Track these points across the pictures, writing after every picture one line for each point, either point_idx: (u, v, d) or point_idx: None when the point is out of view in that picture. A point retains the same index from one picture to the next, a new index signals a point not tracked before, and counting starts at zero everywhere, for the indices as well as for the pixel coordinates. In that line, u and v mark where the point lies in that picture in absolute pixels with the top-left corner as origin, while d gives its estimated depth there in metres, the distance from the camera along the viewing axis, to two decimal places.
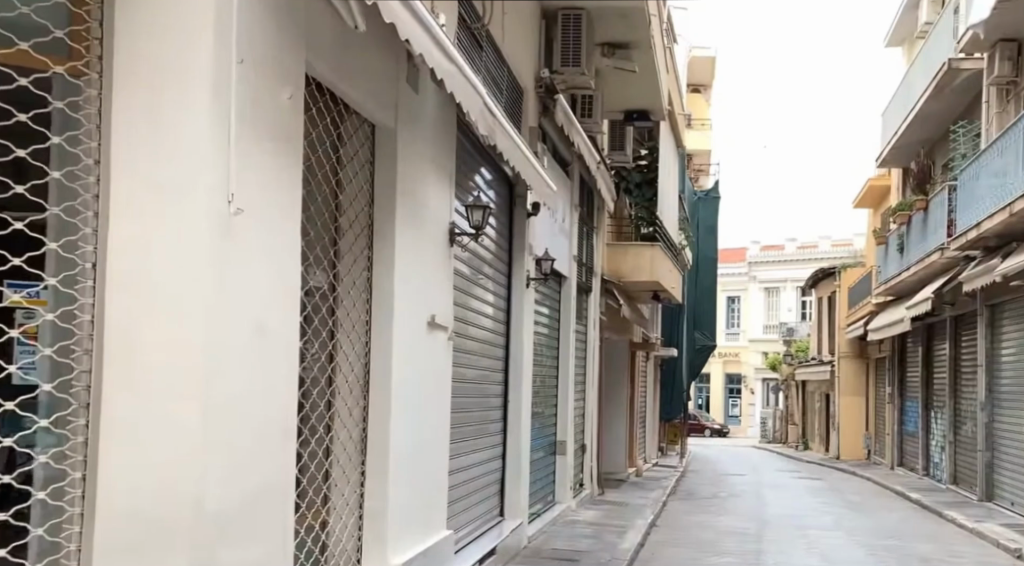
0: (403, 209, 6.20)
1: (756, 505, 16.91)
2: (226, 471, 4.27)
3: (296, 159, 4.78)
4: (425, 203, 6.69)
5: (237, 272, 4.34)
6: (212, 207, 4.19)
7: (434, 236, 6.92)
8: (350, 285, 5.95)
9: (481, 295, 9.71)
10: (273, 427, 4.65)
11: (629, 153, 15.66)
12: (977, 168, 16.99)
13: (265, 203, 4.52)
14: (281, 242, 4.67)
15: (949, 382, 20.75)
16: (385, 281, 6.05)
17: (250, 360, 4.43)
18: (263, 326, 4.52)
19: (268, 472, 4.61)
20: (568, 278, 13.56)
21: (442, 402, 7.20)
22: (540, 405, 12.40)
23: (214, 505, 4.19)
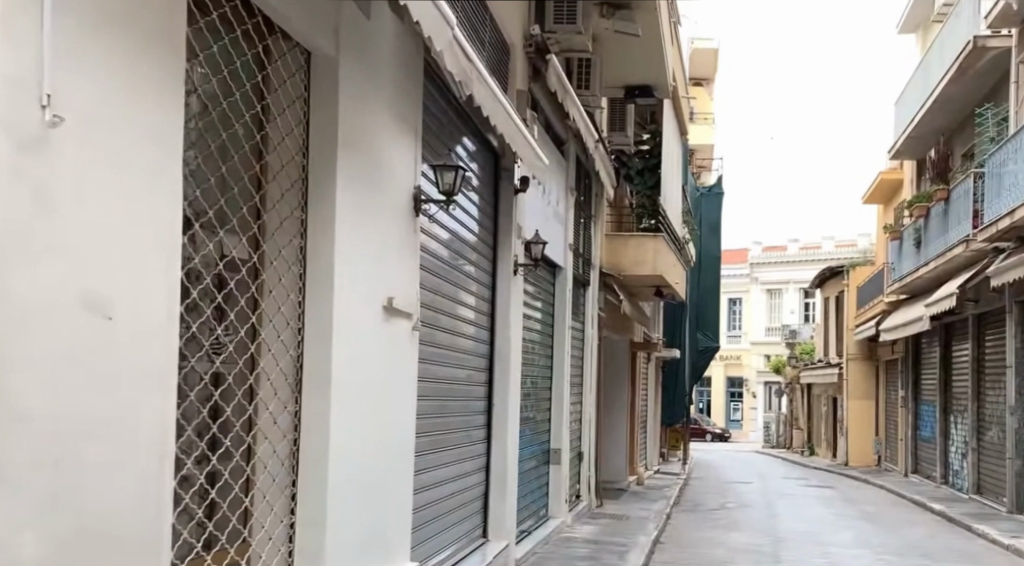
0: (349, 164, 4.89)
1: (767, 517, 15.64)
2: (36, 494, 3.01)
3: (160, 70, 3.53)
4: (382, 160, 5.39)
5: (60, 214, 3.10)
6: (10, 110, 2.94)
7: (394, 202, 5.62)
8: (278, 256, 4.63)
9: (461, 283, 8.38)
10: (126, 437, 3.38)
11: (631, 135, 14.33)
12: (1008, 153, 15.81)
13: (103, 125, 3.27)
14: (134, 182, 3.41)
15: (973, 385, 19.51)
16: (324, 252, 4.75)
17: (80, 337, 3.18)
18: (101, 295, 3.27)
19: (118, 498, 3.34)
20: (563, 268, 12.23)
21: (403, 407, 5.92)
22: (533, 409, 11.12)
23: (15, 543, 2.92)
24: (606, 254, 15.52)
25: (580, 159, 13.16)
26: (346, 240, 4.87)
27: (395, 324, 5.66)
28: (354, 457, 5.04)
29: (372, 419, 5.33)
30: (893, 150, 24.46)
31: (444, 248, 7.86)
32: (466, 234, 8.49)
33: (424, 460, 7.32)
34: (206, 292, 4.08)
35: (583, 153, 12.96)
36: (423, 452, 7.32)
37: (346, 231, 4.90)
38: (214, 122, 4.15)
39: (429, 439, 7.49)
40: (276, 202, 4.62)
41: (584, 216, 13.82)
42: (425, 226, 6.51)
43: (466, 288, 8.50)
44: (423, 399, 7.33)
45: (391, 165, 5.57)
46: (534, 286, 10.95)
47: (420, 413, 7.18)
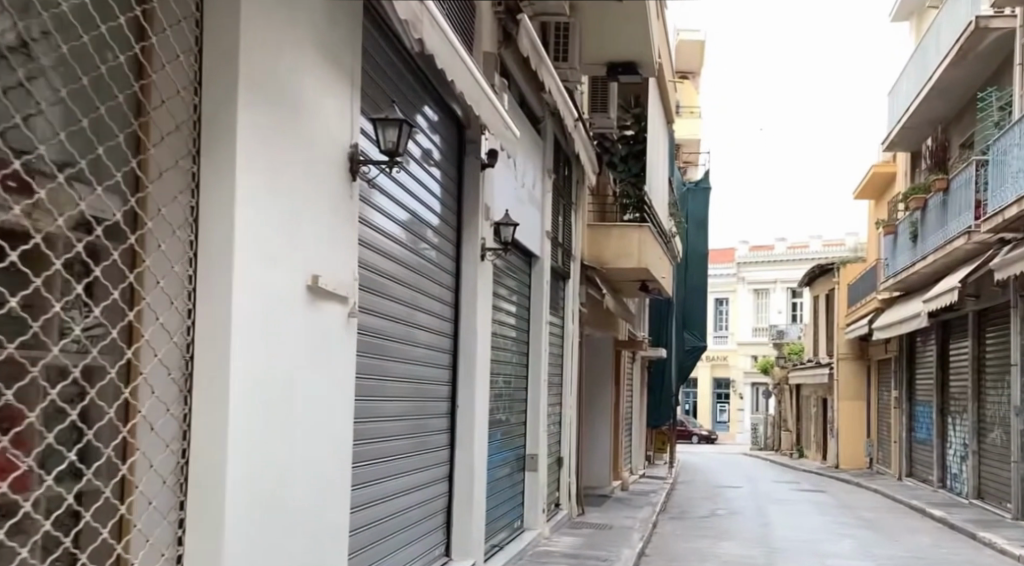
0: (257, 105, 3.92)
1: (759, 525, 14.79)
2: None
3: None
4: (304, 108, 4.42)
5: None
6: None
7: (320, 161, 4.65)
8: (158, 218, 3.65)
9: (417, 268, 7.44)
10: None
11: (614, 117, 13.35)
12: (1015, 137, 14.97)
13: None
14: None
15: (971, 385, 18.71)
16: (222, 213, 3.78)
17: None
18: None
19: None
20: (540, 258, 11.26)
21: (335, 411, 4.95)
22: (504, 411, 10.13)
23: None
24: (587, 246, 14.52)
25: (560, 141, 12.22)
26: (253, 202, 3.90)
27: (323, 309, 4.70)
28: (263, 475, 4.07)
29: (293, 427, 4.36)
30: (886, 142, 23.59)
31: (393, 227, 6.92)
32: (422, 212, 7.56)
33: (362, 472, 6.31)
34: (41, 255, 3.11)
35: (562, 135, 12.02)
36: (360, 463, 6.32)
37: (253, 190, 3.94)
38: (53, 31, 3.17)
39: (371, 446, 6.49)
40: (155, 147, 3.63)
41: (563, 203, 12.83)
42: (366, 194, 5.56)
43: (423, 273, 7.57)
44: (363, 402, 6.32)
45: (318, 116, 4.61)
46: (505, 275, 9.96)
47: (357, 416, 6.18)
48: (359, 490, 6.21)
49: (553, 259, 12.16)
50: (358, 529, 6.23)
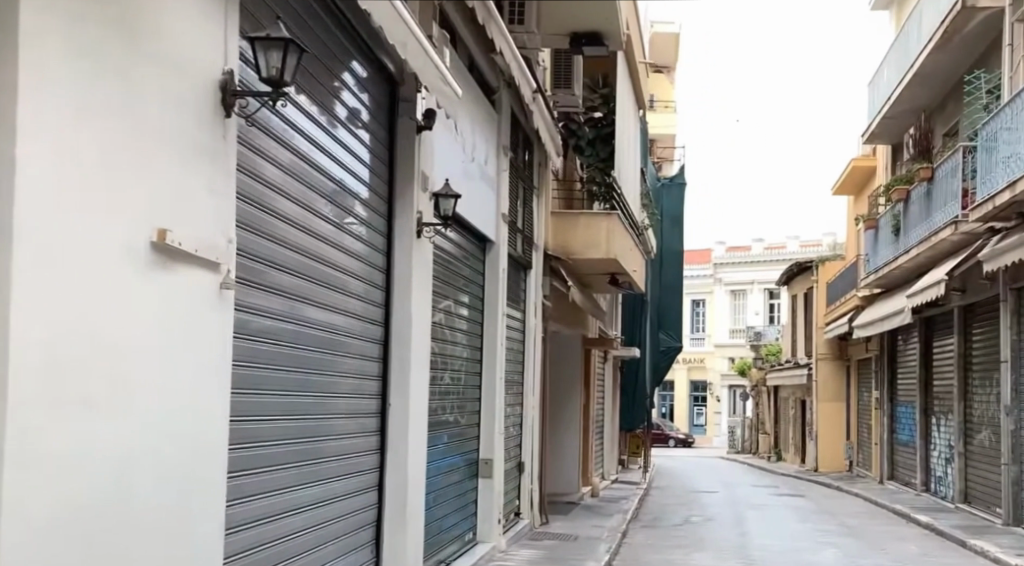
0: (54, 12, 3.21)
1: (736, 532, 13.95)
2: None
3: None
4: (144, 31, 3.68)
5: None
6: None
7: (170, 98, 3.85)
8: None
9: (341, 242, 6.46)
10: None
11: (579, 96, 12.30)
12: (1004, 122, 14.81)
13: None
14: None
15: (956, 384, 17.90)
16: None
17: None
18: None
19: None
20: (496, 242, 10.26)
21: (197, 397, 4.09)
22: (452, 411, 9.14)
23: None
24: (551, 234, 13.07)
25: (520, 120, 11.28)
26: (45, 132, 3.18)
27: (173, 271, 3.86)
28: (70, 480, 3.29)
29: (123, 417, 3.58)
30: (866, 134, 22.80)
31: (313, 194, 5.98)
32: (349, 180, 6.64)
33: (256, 482, 5.21)
34: None
35: (519, 110, 11.04)
36: (255, 472, 5.22)
37: (51, 116, 3.21)
38: None
39: (271, 450, 5.39)
40: None
41: (524, 186, 11.73)
42: (246, 129, 4.74)
43: (350, 252, 6.61)
44: (256, 398, 5.21)
45: (161, 39, 3.80)
46: (448, 261, 8.86)
47: (242, 415, 5.06)
48: (247, 505, 5.10)
49: (514, 247, 11.16)
50: (247, 550, 5.16)
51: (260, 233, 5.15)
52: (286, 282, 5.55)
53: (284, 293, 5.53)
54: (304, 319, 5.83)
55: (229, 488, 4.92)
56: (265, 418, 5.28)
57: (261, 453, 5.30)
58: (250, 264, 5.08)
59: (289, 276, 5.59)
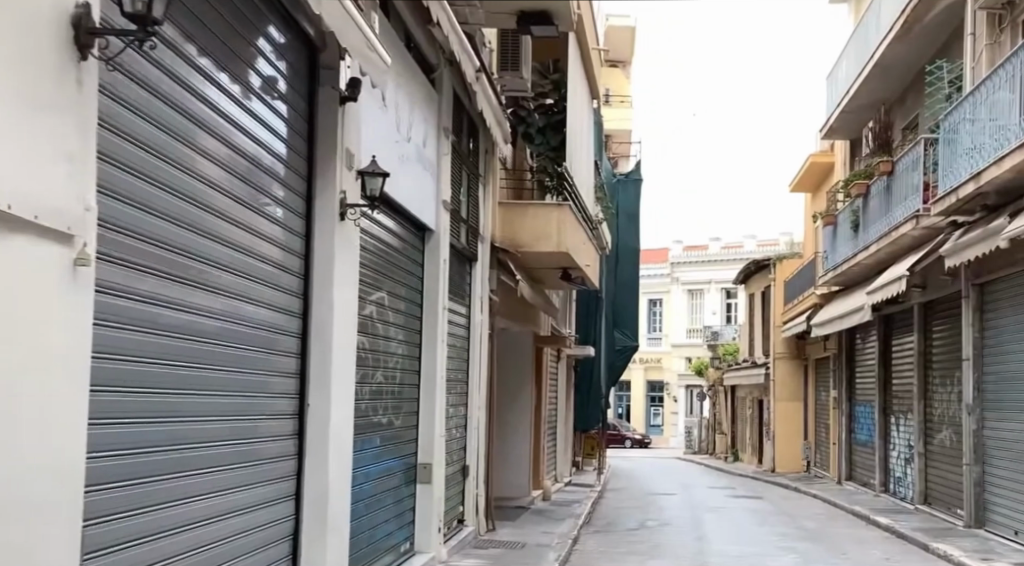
0: None
1: (693, 536, 13.42)
2: None
3: None
4: None
5: None
6: None
7: (1, 33, 3.16)
8: None
9: (249, 224, 5.90)
10: None
11: (528, 80, 11.69)
12: (966, 113, 14.44)
13: None
14: None
15: (916, 383, 17.53)
16: None
17: None
18: None
19: None
20: (435, 231, 9.60)
21: (39, 389, 3.39)
22: (387, 412, 8.47)
23: None
24: (499, 226, 12.38)
25: (464, 103, 10.66)
26: None
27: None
28: None
29: None
30: (825, 129, 22.42)
31: (218, 172, 5.51)
32: (265, 157, 6.12)
33: (167, 488, 4.93)
34: None
35: (463, 92, 10.40)
36: (141, 482, 4.71)
37: None
38: None
39: (182, 456, 5.11)
40: None
41: (468, 174, 11.09)
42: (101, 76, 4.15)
43: (264, 236, 6.10)
44: (142, 399, 4.70)
45: None
46: (380, 249, 8.18)
47: (116, 417, 4.45)
48: (153, 514, 4.79)
49: (458, 238, 10.51)
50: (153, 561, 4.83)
51: (185, 226, 5.09)
52: (199, 274, 5.29)
53: (217, 289, 5.54)
54: (217, 312, 5.55)
55: (111, 500, 4.44)
56: (170, 425, 4.97)
57: (169, 461, 4.98)
58: (175, 258, 5.03)
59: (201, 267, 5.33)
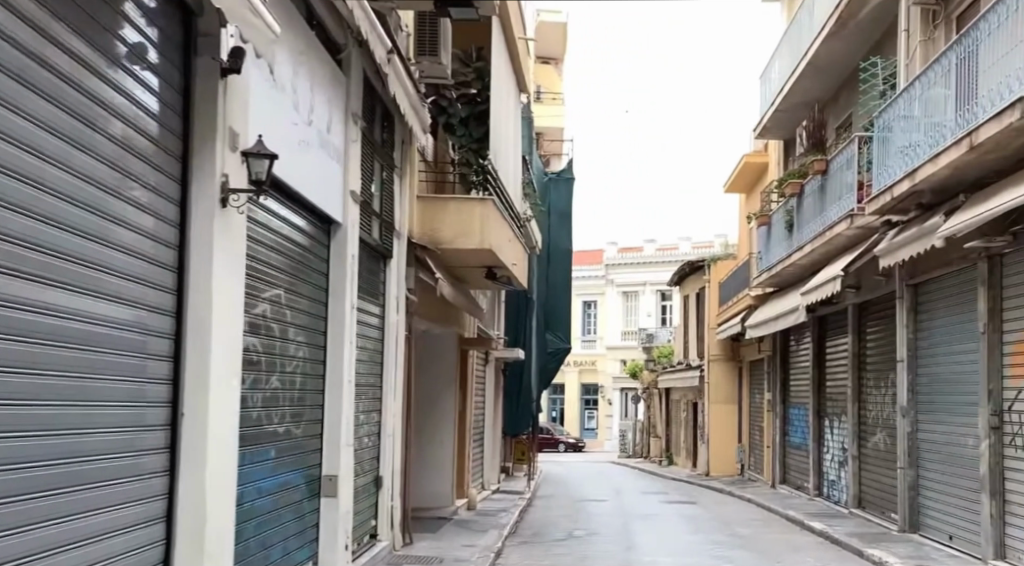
0: None
1: (623, 546, 12.86)
2: None
3: None
4: None
5: None
6: None
7: None
8: None
9: (120, 210, 5.26)
10: None
11: (447, 65, 11.11)
12: (900, 110, 14.12)
13: None
14: None
15: (850, 385, 17.24)
16: None
17: None
18: None
19: None
20: (340, 223, 8.98)
21: None
22: (283, 420, 7.76)
23: None
24: (418, 221, 11.71)
25: (376, 88, 10.04)
26: None
27: None
28: None
29: None
30: (758, 128, 22.10)
31: (75, 153, 4.80)
32: (134, 137, 5.38)
33: (85, 498, 4.91)
34: None
35: (375, 76, 9.76)
36: (60, 492, 4.68)
37: None
38: None
39: (94, 468, 5.00)
40: None
41: (381, 164, 10.44)
42: None
43: (135, 225, 5.42)
44: (11, 412, 4.27)
45: None
46: (271, 241, 7.48)
47: None
48: (67, 527, 4.73)
49: (367, 231, 9.85)
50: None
51: (42, 218, 4.48)
52: (66, 271, 4.70)
53: (90, 290, 4.95)
54: (89, 313, 4.93)
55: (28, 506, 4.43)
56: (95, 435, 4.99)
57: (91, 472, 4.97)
58: (36, 255, 4.45)
59: (67, 263, 4.73)
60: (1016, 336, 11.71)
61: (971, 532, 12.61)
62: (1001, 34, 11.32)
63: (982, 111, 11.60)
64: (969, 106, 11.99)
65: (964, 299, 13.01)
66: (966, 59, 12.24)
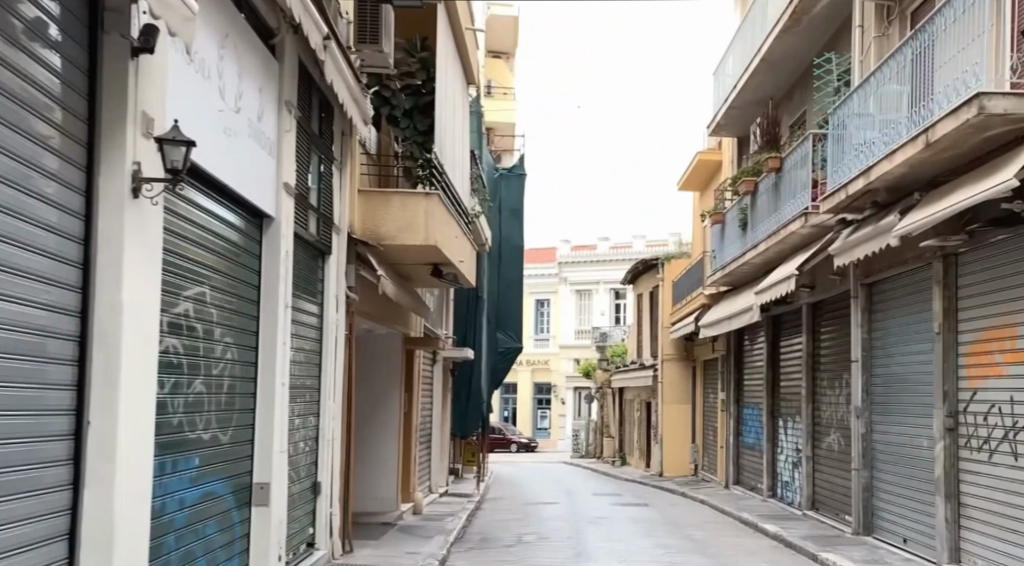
0: None
1: (573, 552, 12.47)
2: None
3: None
4: None
5: None
6: None
7: None
8: None
9: (10, 200, 4.73)
10: None
11: (390, 54, 10.70)
12: (854, 107, 13.90)
13: None
14: None
15: (803, 385, 17.03)
16: None
17: None
18: None
19: None
20: (272, 216, 8.56)
21: None
22: (206, 426, 7.27)
23: None
24: (358, 217, 11.26)
25: (311, 76, 9.58)
26: None
27: None
28: None
29: None
30: (712, 125, 21.87)
31: None
32: (30, 121, 4.87)
33: None
34: None
35: (311, 62, 9.31)
36: None
37: None
38: None
39: None
40: None
41: (318, 156, 9.98)
42: None
43: (31, 218, 4.90)
44: None
45: None
46: (194, 236, 7.01)
47: None
48: None
49: (302, 226, 9.41)
50: None
51: None
52: None
53: None
54: None
55: None
56: None
57: None
58: None
59: None
60: (971, 336, 11.49)
61: (926, 535, 12.39)
62: (957, 27, 11.08)
63: (936, 108, 11.37)
64: (923, 104, 11.76)
65: (919, 298, 12.80)
66: (920, 56, 12.01)
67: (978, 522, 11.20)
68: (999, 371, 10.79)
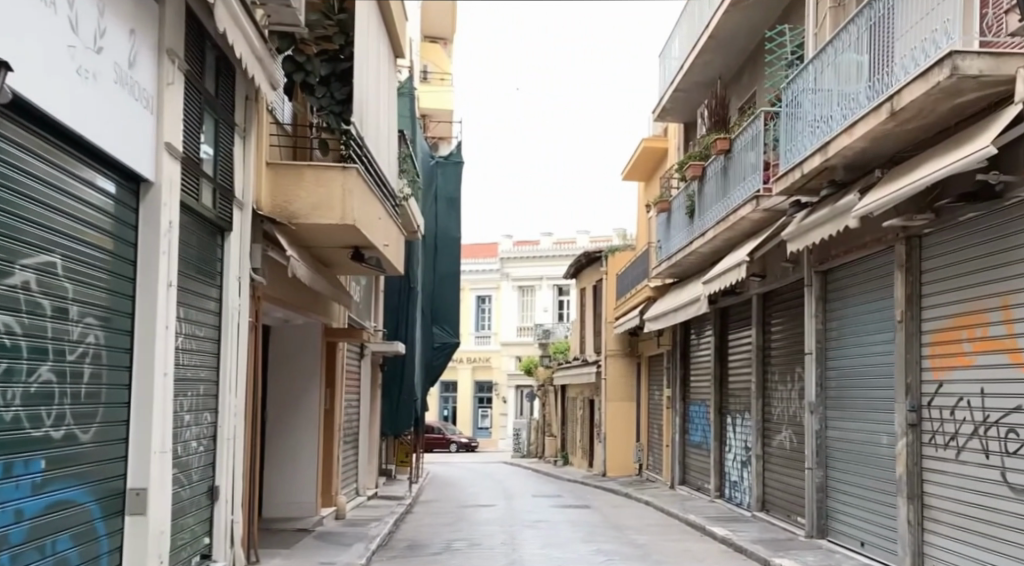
0: None
1: (507, 560, 11.39)
2: None
3: None
4: None
5: None
6: None
7: None
8: None
9: None
10: None
11: (300, 6, 9.52)
12: (808, 82, 13.01)
13: None
14: None
15: (754, 380, 16.13)
16: None
17: None
18: None
19: None
20: (150, 179, 7.33)
21: None
22: (58, 421, 6.08)
23: None
24: (267, 193, 10.05)
25: (204, 25, 8.38)
26: None
27: None
28: None
29: None
30: (657, 110, 20.98)
31: None
32: None
33: None
34: None
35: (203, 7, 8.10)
36: None
37: None
38: None
39: None
40: None
41: (214, 116, 8.76)
42: None
43: None
44: None
45: None
46: (40, 191, 5.83)
47: None
48: None
49: (192, 194, 8.18)
50: None
51: None
52: None
53: None
54: None
55: None
56: None
57: None
58: None
59: None
60: (936, 324, 10.63)
61: (887, 539, 11.49)
62: None
63: (898, 76, 10.47)
64: (883, 73, 10.86)
65: (878, 285, 11.91)
66: (879, 22, 11.13)
67: (944, 526, 10.30)
68: (968, 361, 9.91)
